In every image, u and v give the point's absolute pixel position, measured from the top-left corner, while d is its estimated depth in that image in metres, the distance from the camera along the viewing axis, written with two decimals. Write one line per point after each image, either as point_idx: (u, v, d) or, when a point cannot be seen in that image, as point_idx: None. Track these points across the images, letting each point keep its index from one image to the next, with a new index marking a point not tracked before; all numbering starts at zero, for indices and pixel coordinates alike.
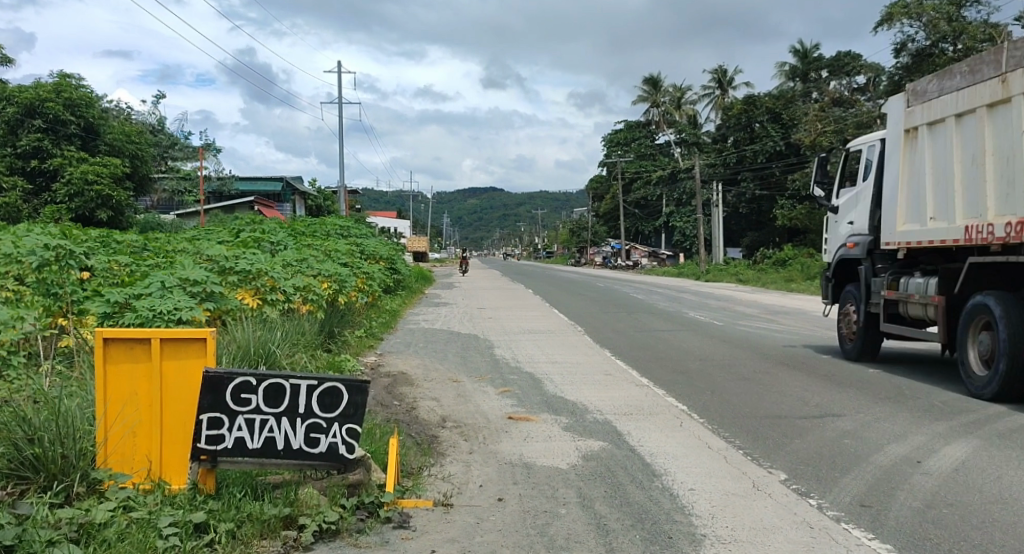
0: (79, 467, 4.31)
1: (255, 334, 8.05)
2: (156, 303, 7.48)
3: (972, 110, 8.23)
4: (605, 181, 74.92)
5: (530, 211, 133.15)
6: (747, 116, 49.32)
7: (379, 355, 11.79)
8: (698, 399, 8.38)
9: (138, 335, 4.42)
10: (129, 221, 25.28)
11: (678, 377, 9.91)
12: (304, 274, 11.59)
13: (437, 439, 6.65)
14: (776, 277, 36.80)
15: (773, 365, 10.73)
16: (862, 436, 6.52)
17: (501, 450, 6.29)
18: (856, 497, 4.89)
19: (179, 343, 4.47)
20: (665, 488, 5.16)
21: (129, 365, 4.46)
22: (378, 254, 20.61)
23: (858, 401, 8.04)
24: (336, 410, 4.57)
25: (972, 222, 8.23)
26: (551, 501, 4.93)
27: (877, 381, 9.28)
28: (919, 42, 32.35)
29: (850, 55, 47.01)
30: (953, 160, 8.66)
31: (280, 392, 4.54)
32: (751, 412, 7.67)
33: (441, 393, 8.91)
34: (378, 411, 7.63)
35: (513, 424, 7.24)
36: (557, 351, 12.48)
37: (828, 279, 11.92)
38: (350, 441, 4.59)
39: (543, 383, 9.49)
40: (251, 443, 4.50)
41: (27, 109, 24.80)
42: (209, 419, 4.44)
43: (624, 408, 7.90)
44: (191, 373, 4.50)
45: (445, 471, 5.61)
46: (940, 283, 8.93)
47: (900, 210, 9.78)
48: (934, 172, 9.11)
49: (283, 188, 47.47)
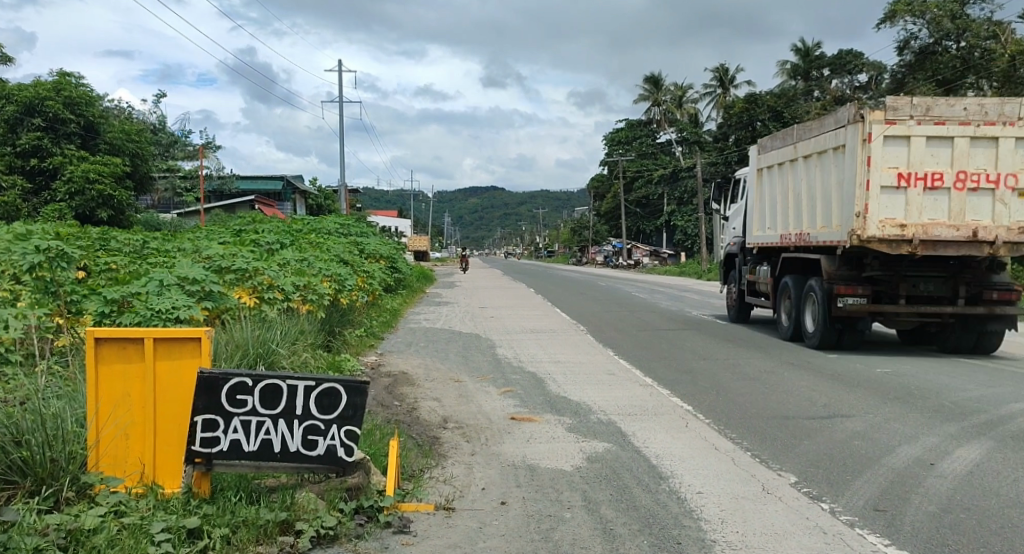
0: (68, 471, 4.17)
1: (254, 334, 7.91)
2: (153, 302, 7.34)
3: (784, 161, 13.18)
4: (606, 180, 74.74)
5: (532, 210, 132.75)
6: (749, 115, 48.66)
7: (380, 354, 11.66)
8: (703, 399, 8.23)
9: (131, 334, 4.28)
10: (130, 220, 25.17)
11: (683, 377, 9.78)
12: (303, 273, 11.40)
13: (439, 440, 6.51)
14: None
15: (778, 364, 10.58)
16: (872, 437, 6.39)
17: (504, 452, 6.15)
18: (870, 501, 4.76)
19: (174, 343, 4.34)
20: (673, 491, 5.02)
21: (121, 365, 4.32)
22: (379, 253, 20.45)
23: (866, 402, 7.92)
24: (335, 411, 4.45)
25: (785, 232, 13.09)
26: (556, 504, 4.79)
27: (885, 381, 9.14)
28: (923, 40, 32.21)
29: (852, 53, 46.60)
30: (780, 188, 13.33)
31: (277, 392, 4.42)
32: (758, 412, 7.53)
33: (442, 393, 8.76)
34: (379, 412, 7.50)
35: (516, 425, 7.10)
36: (560, 351, 12.33)
37: (721, 264, 17.13)
38: (349, 444, 4.47)
39: (546, 383, 9.36)
40: (247, 445, 4.39)
41: (26, 107, 24.66)
42: (204, 420, 4.33)
43: (628, 408, 7.75)
44: (186, 374, 4.37)
45: (446, 473, 5.48)
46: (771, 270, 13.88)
47: (754, 221, 14.67)
48: (768, 199, 14.04)
49: (284, 187, 47.34)
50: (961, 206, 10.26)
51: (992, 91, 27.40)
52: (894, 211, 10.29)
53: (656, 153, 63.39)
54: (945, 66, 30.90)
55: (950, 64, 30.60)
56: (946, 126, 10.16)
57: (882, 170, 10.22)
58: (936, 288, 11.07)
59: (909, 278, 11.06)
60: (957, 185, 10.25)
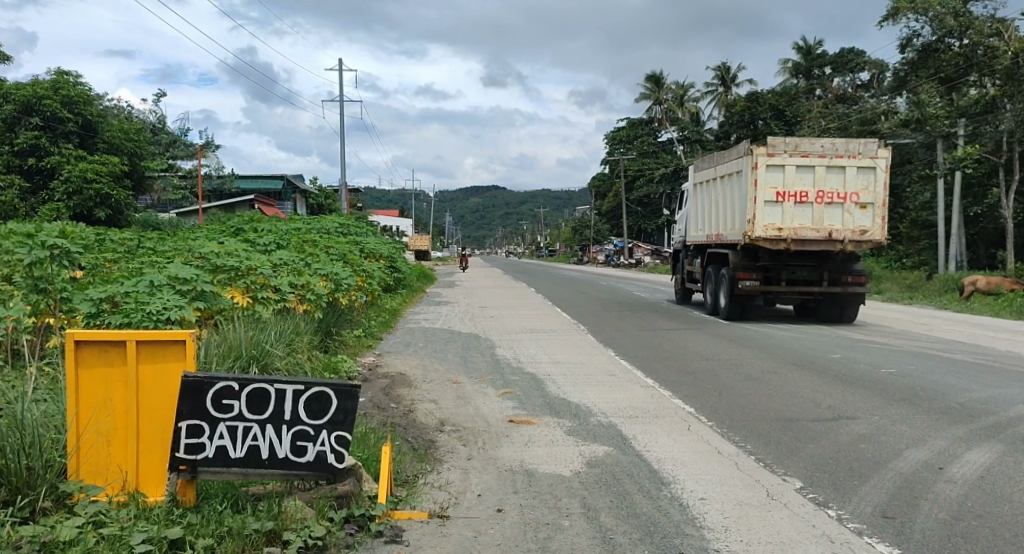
0: (46, 480, 4.03)
1: (247, 335, 7.75)
2: (143, 303, 7.19)
3: (713, 177, 17.07)
4: (608, 179, 74.55)
5: (533, 209, 132.55)
6: (751, 113, 48.58)
7: (377, 355, 11.50)
8: (706, 401, 8.07)
9: (112, 336, 4.13)
10: (128, 220, 25.04)
11: (685, 378, 9.62)
12: (300, 272, 11.20)
13: (435, 444, 6.37)
14: None
15: (781, 365, 10.43)
16: (879, 439, 6.23)
17: (501, 456, 5.99)
18: (878, 507, 4.61)
19: (159, 346, 4.19)
20: (675, 497, 4.87)
21: (102, 369, 4.17)
22: (378, 252, 20.30)
23: (872, 403, 7.76)
24: (325, 416, 4.30)
25: (712, 232, 17.09)
26: (554, 512, 4.64)
27: (890, 382, 8.98)
28: (925, 37, 32.19)
29: (854, 51, 46.90)
30: (709, 199, 17.22)
31: (265, 396, 4.27)
32: (762, 415, 7.36)
33: (439, 395, 8.60)
34: (373, 415, 7.35)
35: (514, 428, 6.96)
36: (560, 351, 12.17)
37: (675, 253, 21.23)
38: (339, 450, 4.32)
39: (545, 384, 9.20)
40: (233, 452, 4.24)
41: (24, 106, 24.52)
42: (188, 426, 4.18)
43: (629, 411, 7.59)
44: (169, 377, 4.22)
45: (441, 479, 5.33)
46: (703, 259, 17.86)
47: (694, 221, 18.65)
48: (704, 204, 17.97)
49: (284, 187, 47.18)
50: (821, 216, 14.05)
51: (996, 89, 27.20)
52: (773, 219, 14.08)
53: (658, 151, 63.16)
54: (948, 63, 30.99)
55: (954, 61, 30.55)
56: (809, 157, 13.93)
57: (765, 189, 13.99)
58: (810, 274, 14.97)
59: (789, 267, 15.01)
60: (819, 200, 14.00)
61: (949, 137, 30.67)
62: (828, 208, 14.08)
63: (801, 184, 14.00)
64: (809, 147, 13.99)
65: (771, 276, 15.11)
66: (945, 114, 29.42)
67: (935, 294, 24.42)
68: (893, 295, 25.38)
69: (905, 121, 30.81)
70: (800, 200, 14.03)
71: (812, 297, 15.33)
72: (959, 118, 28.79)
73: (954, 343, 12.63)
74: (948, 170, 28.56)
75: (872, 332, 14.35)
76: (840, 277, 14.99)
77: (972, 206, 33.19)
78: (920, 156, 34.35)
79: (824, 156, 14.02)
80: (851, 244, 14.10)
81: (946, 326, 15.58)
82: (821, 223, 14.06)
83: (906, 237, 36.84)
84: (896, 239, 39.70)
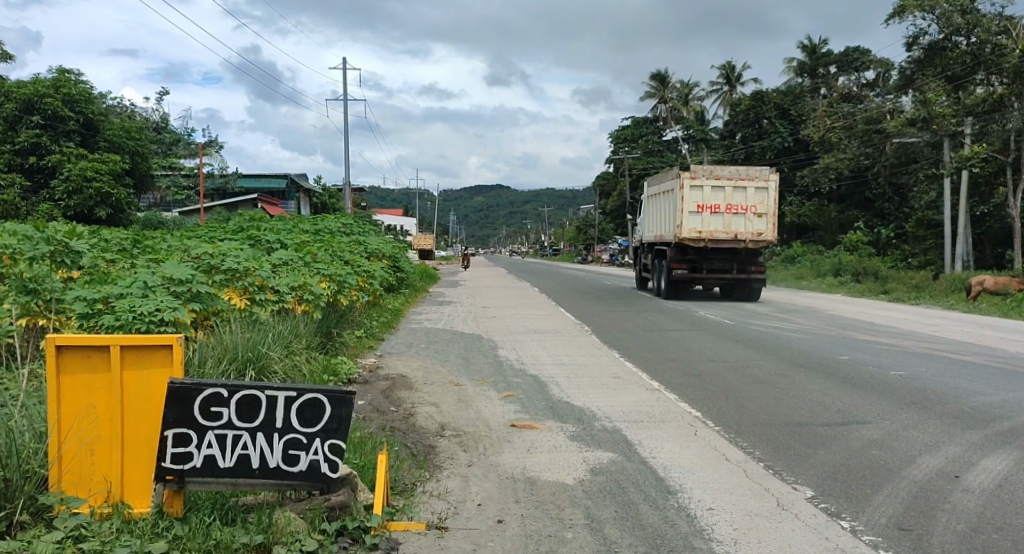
0: (24, 493, 3.86)
1: (243, 336, 7.58)
2: (137, 304, 7.03)
3: (660, 190, 22.02)
4: (612, 178, 74.33)
5: (537, 208, 132.31)
6: (755, 112, 49.16)
7: (378, 356, 11.33)
8: (713, 405, 7.89)
9: (96, 341, 3.97)
10: (129, 219, 24.93)
11: (690, 380, 9.43)
12: (299, 273, 11.03)
13: (434, 449, 6.21)
14: (787, 275, 36.12)
15: (788, 367, 10.23)
16: (891, 445, 6.04)
17: (503, 463, 5.81)
18: (893, 518, 4.41)
19: (145, 351, 4.03)
20: (682, 508, 4.69)
21: (86, 375, 4.01)
22: (381, 252, 20.17)
23: (883, 407, 7.55)
24: (318, 423, 4.14)
25: (658, 232, 22.10)
26: (557, 523, 4.46)
27: (900, 384, 8.79)
28: (932, 35, 31.89)
29: (859, 51, 46.12)
30: (656, 208, 22.22)
31: (256, 403, 4.10)
32: (770, 419, 7.19)
33: (441, 398, 8.44)
34: (372, 418, 7.20)
35: (516, 433, 6.79)
36: (564, 352, 12.00)
37: (638, 247, 26.37)
38: (333, 459, 4.16)
39: (548, 386, 9.03)
40: (223, 461, 4.08)
41: (25, 105, 24.40)
42: (175, 434, 4.02)
43: (635, 415, 7.41)
44: (155, 384, 4.06)
45: (441, 487, 5.16)
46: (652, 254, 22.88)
47: (648, 224, 23.73)
48: (654, 211, 23.01)
49: (287, 186, 47.05)
50: (729, 222, 19.16)
51: (1003, 88, 27.25)
52: (695, 224, 19.20)
53: (662, 150, 62.90)
54: (954, 61, 30.70)
55: (960, 60, 30.29)
56: (721, 178, 19.10)
57: (688, 202, 19.18)
58: (724, 265, 19.87)
59: (709, 259, 19.92)
60: (728, 210, 19.14)
61: (955, 136, 30.33)
62: (734, 216, 19.15)
63: (714, 198, 19.20)
64: (721, 171, 19.09)
65: (697, 267, 20.02)
66: (952, 113, 28.87)
67: (942, 294, 24.19)
68: (900, 295, 25.18)
69: (912, 120, 30.44)
70: (714, 211, 19.19)
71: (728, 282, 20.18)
72: (966, 117, 28.54)
73: (963, 344, 12.42)
74: (954, 169, 28.32)
75: (879, 333, 14.15)
76: (747, 266, 19.86)
77: (979, 205, 32.92)
78: (928, 152, 34.59)
79: (732, 179, 19.14)
80: (751, 242, 19.19)
81: (954, 326, 15.36)
82: (729, 227, 19.18)
83: (911, 237, 36.62)
84: (901, 238, 39.48)
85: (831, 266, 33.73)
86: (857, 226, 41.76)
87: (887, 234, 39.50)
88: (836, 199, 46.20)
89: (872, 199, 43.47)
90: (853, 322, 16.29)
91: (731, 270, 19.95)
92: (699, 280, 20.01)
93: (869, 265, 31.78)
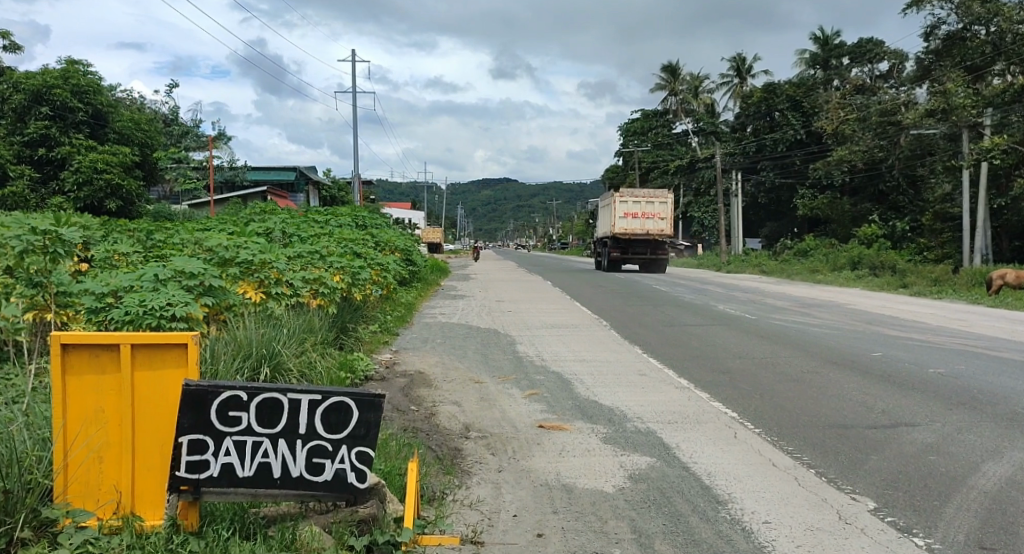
0: (27, 505, 3.53)
1: (258, 332, 7.27)
2: (148, 299, 6.70)
3: (607, 200, 32.83)
4: (622, 171, 73.79)
5: (544, 202, 131.68)
6: (767, 104, 48.69)
7: (394, 352, 11.02)
8: (749, 404, 7.54)
9: (105, 339, 3.63)
10: (139, 211, 24.69)
11: (720, 378, 9.08)
12: (313, 266, 10.70)
13: (461, 453, 5.87)
14: (801, 269, 35.56)
15: (822, 364, 9.85)
16: (949, 451, 5.68)
17: (535, 468, 5.48)
18: (971, 535, 4.06)
19: (158, 349, 3.69)
20: (737, 521, 4.37)
21: (93, 378, 3.67)
22: (393, 245, 19.82)
23: (929, 408, 7.19)
24: (345, 429, 3.80)
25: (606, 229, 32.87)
26: (602, 539, 4.12)
27: (942, 383, 8.41)
28: (951, 26, 31.45)
29: (872, 41, 45.47)
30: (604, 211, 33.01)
31: (277, 407, 3.76)
32: (811, 420, 6.82)
33: (462, 396, 8.10)
34: (393, 419, 6.87)
35: (545, 434, 6.44)
36: (585, 348, 11.64)
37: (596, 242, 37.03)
38: (360, 468, 3.82)
39: (573, 384, 8.69)
40: (242, 471, 3.74)
41: (33, 96, 24.13)
42: (190, 441, 3.68)
43: (669, 416, 7.06)
44: (168, 387, 3.72)
45: (471, 495, 4.83)
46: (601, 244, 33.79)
47: (601, 225, 34.51)
48: (603, 214, 33.94)
49: (296, 178, 46.78)
50: (644, 224, 31.09)
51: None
52: (623, 225, 31.10)
53: (673, 143, 62.35)
54: (972, 51, 30.34)
55: (979, 49, 29.93)
56: (638, 197, 30.88)
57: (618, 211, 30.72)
58: (644, 249, 31.87)
59: (634, 246, 31.78)
60: (643, 216, 30.95)
61: (974, 127, 29.60)
62: (646, 219, 30.91)
63: (634, 208, 30.89)
64: (639, 192, 30.63)
65: (627, 252, 31.59)
66: (972, 103, 28.19)
67: (963, 288, 23.70)
68: (920, 288, 24.70)
69: (930, 110, 29.84)
70: (635, 216, 30.86)
71: (647, 259, 32.00)
72: (986, 108, 27.94)
73: (997, 341, 12.00)
74: (973, 161, 27.70)
75: (907, 329, 13.73)
76: (659, 249, 31.88)
77: (997, 197, 32.15)
78: (943, 144, 34.26)
79: (644, 197, 30.89)
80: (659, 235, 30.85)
81: (983, 321, 14.95)
82: (643, 226, 30.95)
83: (927, 229, 36.13)
84: (917, 231, 38.96)
85: (848, 259, 33.23)
86: (872, 219, 41.15)
87: (902, 228, 38.95)
88: (848, 191, 45.55)
89: (886, 192, 42.96)
90: (878, 317, 15.88)
91: (649, 253, 31.70)
92: (629, 259, 31.60)
93: (887, 257, 31.31)
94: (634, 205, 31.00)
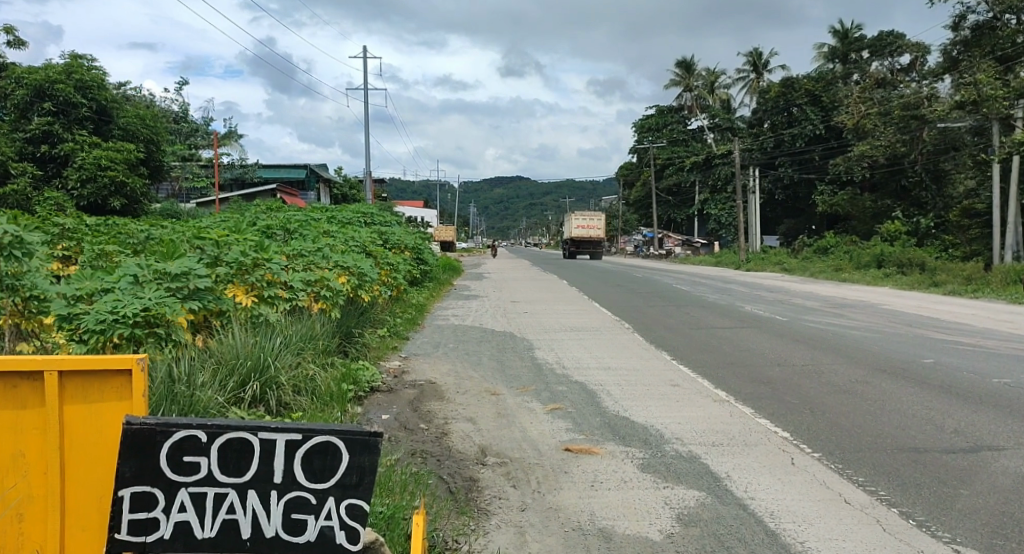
0: None
1: (246, 341, 6.55)
2: (124, 303, 5.95)
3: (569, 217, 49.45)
4: (636, 169, 72.76)
5: (556, 199, 130.89)
6: (785, 99, 47.15)
7: (404, 359, 10.23)
8: (801, 422, 6.69)
9: (22, 365, 2.85)
10: (144, 210, 24.06)
11: (761, 389, 8.24)
12: (315, 266, 9.90)
13: (478, 485, 5.06)
14: (824, 266, 34.54)
15: (873, 373, 8.95)
16: None
17: (565, 506, 4.67)
18: None
19: (95, 375, 2.89)
20: None
21: (13, 414, 2.90)
22: (403, 243, 18.98)
23: (1008, 427, 6.30)
24: (332, 477, 3.00)
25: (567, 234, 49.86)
26: None
27: (1013, 396, 7.51)
28: (979, 15, 30.46)
29: (893, 34, 44.30)
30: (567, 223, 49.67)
31: (247, 450, 2.95)
32: (877, 442, 5.94)
33: (477, 411, 7.29)
34: (400, 440, 6.10)
35: (572, 460, 5.62)
36: (608, 354, 10.83)
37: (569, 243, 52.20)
38: (351, 525, 3.00)
39: (599, 397, 7.87)
40: (201, 531, 2.95)
41: (36, 91, 23.40)
42: (133, 495, 2.91)
43: (713, 436, 6.22)
44: (108, 423, 2.93)
45: (491, 546, 4.04)
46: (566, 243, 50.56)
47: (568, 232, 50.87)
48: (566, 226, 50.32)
49: (307, 176, 46.32)
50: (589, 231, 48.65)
51: None
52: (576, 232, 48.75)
53: (688, 140, 61.39)
54: (1004, 41, 29.42)
55: (1011, 38, 28.99)
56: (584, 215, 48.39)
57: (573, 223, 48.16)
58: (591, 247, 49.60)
59: (585, 245, 48.76)
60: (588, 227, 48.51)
61: (1006, 119, 28.34)
62: (591, 229, 48.55)
63: (582, 222, 48.75)
64: (586, 213, 48.19)
65: (579, 249, 49.16)
66: (1004, 94, 27.00)
67: (999, 287, 22.54)
68: (954, 287, 23.58)
69: (960, 102, 28.55)
70: (584, 226, 48.53)
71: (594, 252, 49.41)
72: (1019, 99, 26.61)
73: None
74: (1005, 154, 26.44)
75: (954, 332, 12.74)
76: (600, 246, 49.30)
77: None
78: (968, 138, 33.19)
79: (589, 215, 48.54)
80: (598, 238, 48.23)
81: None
82: (590, 233, 48.59)
83: (954, 226, 34.77)
84: (942, 228, 37.78)
85: (873, 257, 32.10)
86: (895, 216, 39.92)
87: (927, 224, 37.71)
88: (868, 188, 44.44)
89: (908, 186, 41.14)
90: (919, 318, 14.87)
91: (593, 249, 49.43)
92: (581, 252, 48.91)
93: (914, 255, 30.23)
94: (584, 220, 48.93)
